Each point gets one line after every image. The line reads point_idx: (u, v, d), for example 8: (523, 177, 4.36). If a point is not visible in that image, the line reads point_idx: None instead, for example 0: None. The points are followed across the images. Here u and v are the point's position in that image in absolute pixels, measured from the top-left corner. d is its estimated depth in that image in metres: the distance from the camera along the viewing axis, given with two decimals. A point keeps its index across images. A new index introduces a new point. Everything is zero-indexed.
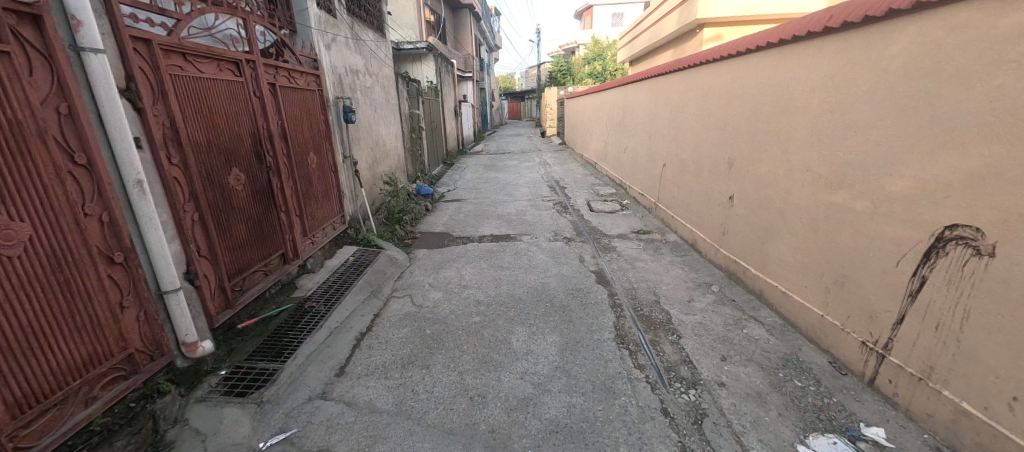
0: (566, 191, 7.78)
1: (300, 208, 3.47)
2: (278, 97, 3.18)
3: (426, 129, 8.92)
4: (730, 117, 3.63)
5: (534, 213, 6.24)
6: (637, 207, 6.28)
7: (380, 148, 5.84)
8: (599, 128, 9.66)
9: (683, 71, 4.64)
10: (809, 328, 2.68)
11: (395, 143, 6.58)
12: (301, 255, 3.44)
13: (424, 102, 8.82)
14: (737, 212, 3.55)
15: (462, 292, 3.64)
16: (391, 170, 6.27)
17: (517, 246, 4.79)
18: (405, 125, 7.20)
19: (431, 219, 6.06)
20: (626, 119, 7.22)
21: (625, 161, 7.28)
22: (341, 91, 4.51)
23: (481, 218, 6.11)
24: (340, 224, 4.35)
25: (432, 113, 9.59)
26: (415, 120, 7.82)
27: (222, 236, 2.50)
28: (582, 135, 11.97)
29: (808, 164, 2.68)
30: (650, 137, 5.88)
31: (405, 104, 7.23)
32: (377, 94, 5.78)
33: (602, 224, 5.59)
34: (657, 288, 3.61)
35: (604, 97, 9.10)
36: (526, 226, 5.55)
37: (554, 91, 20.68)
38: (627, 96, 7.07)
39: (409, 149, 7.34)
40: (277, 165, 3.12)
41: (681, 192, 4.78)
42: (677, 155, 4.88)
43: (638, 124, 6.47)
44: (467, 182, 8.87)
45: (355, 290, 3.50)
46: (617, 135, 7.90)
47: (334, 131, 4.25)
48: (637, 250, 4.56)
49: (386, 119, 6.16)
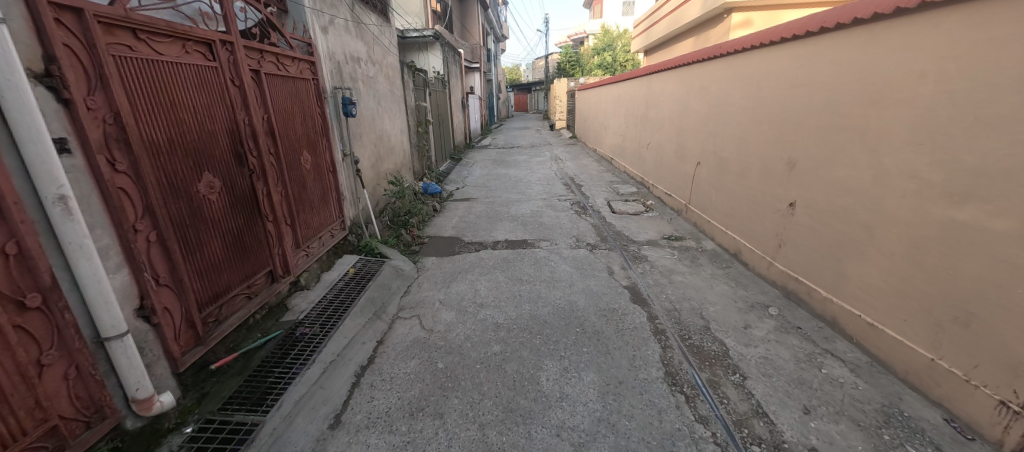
0: (584, 189, 7.25)
1: (291, 216, 3.00)
2: (263, 87, 2.70)
3: (433, 122, 8.41)
4: (792, 110, 3.10)
5: (551, 215, 5.73)
6: (663, 209, 5.75)
7: (384, 144, 5.35)
8: (616, 121, 9.07)
9: (727, 57, 4.08)
10: (909, 371, 2.18)
11: (400, 138, 6.08)
12: (293, 271, 2.97)
13: (431, 94, 8.29)
14: (800, 221, 3.04)
15: (478, 313, 3.16)
16: (396, 168, 5.77)
17: (536, 254, 4.30)
18: (411, 119, 6.70)
19: (439, 221, 5.57)
20: (649, 112, 6.66)
21: (648, 158, 6.74)
22: (340, 81, 4.00)
23: (494, 220, 5.61)
24: (340, 230, 3.88)
25: (439, 105, 9.05)
26: (421, 113, 7.30)
27: (190, 257, 2.04)
28: (596, 129, 11.36)
29: (912, 169, 2.16)
30: (680, 133, 5.34)
31: (411, 96, 6.71)
32: (380, 85, 5.28)
33: (627, 229, 5.06)
34: (703, 310, 3.11)
35: (623, 88, 8.52)
36: (543, 231, 5.05)
37: (564, 82, 19.99)
38: (652, 88, 6.49)
39: (415, 144, 6.84)
40: (262, 167, 2.65)
41: (720, 195, 4.26)
42: (715, 154, 4.35)
43: (665, 118, 5.91)
44: (477, 179, 8.36)
45: (356, 311, 3.04)
46: (638, 130, 7.36)
47: (333, 125, 3.77)
48: (672, 260, 4.05)
49: (390, 113, 5.65)
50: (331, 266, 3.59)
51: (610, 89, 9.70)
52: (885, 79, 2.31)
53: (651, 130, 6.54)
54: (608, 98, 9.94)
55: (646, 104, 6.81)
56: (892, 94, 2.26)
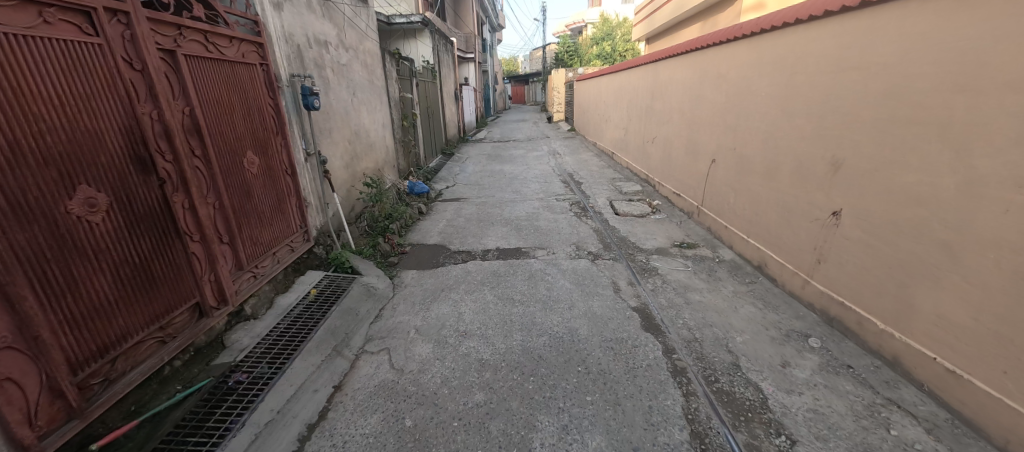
0: (584, 188, 6.70)
1: (229, 231, 2.46)
2: (183, 72, 2.15)
3: (421, 115, 7.80)
4: (838, 99, 2.56)
5: (548, 218, 5.19)
6: (671, 210, 5.22)
7: (361, 141, 4.77)
8: (617, 114, 8.51)
9: (751, 38, 3.52)
10: (1012, 437, 1.69)
11: (381, 134, 5.50)
12: (233, 299, 2.44)
13: (419, 85, 7.68)
14: (847, 234, 2.52)
15: (460, 345, 2.64)
16: (375, 167, 5.22)
17: (530, 266, 3.77)
18: (396, 112, 6.12)
19: (424, 225, 5.04)
20: (655, 104, 6.10)
21: (653, 154, 6.19)
22: (301, 68, 3.43)
23: (486, 224, 5.06)
24: (302, 243, 3.34)
25: (428, 97, 8.45)
26: (407, 105, 6.71)
27: (55, 301, 1.51)
28: (596, 121, 10.78)
29: (1021, 176, 1.64)
30: (691, 126, 4.79)
31: (394, 87, 6.12)
32: (356, 73, 4.69)
33: (634, 234, 4.52)
34: (730, 340, 2.60)
35: (625, 77, 7.94)
36: (539, 238, 4.51)
37: (562, 73, 19.30)
38: (658, 77, 5.93)
39: (400, 140, 6.26)
40: (182, 174, 2.10)
41: (740, 197, 3.73)
42: (734, 150, 3.82)
43: (673, 110, 5.35)
44: (469, 176, 7.79)
45: (311, 347, 2.50)
46: (642, 123, 6.82)
47: (291, 121, 3.22)
48: (686, 273, 3.53)
49: (369, 105, 5.07)
50: (290, 286, 3.06)
51: (611, 80, 9.11)
52: (982, 57, 1.78)
53: (657, 123, 5.98)
54: (609, 89, 9.35)
55: (651, 94, 6.24)
56: (992, 78, 1.73)
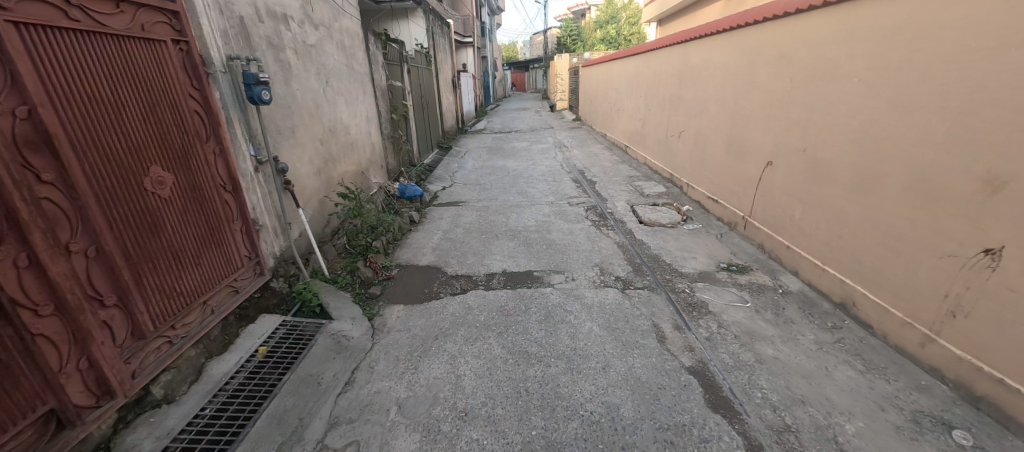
0: (599, 189, 5.89)
1: (122, 287, 1.68)
2: (10, 50, 1.36)
3: (414, 105, 6.94)
4: (1007, 88, 1.77)
5: (562, 229, 4.40)
6: (706, 218, 4.45)
7: (337, 140, 3.94)
8: (633, 102, 7.66)
9: (836, 6, 2.70)
10: None
11: (364, 130, 4.67)
12: (126, 386, 1.68)
13: (411, 70, 6.81)
14: (1013, 285, 1.76)
15: (460, 437, 1.88)
16: (358, 168, 4.42)
17: (547, 301, 3.00)
18: (383, 103, 5.27)
19: (415, 238, 4.26)
20: (683, 92, 5.25)
21: (680, 151, 5.38)
22: (247, 49, 2.61)
23: (489, 236, 4.27)
24: (253, 279, 2.57)
25: (422, 84, 7.57)
26: (397, 94, 5.87)
27: None
28: (606, 111, 9.92)
29: None
30: (735, 121, 3.98)
31: (381, 73, 5.25)
32: (330, 56, 3.85)
33: (668, 252, 3.74)
34: (839, 429, 1.85)
35: (642, 62, 7.06)
36: (554, 256, 3.74)
37: (565, 59, 18.13)
38: (688, 60, 5.06)
39: (389, 136, 5.41)
40: (9, 213, 1.32)
41: (814, 213, 2.94)
42: (805, 153, 3.02)
43: (709, 101, 4.52)
44: (468, 174, 6.96)
45: (245, 449, 1.75)
46: (665, 115, 5.98)
47: (232, 119, 2.43)
48: (746, 312, 2.78)
49: (348, 96, 4.23)
50: (231, 343, 2.28)
51: (625, 64, 8.22)
52: None
53: (686, 116, 5.15)
54: (622, 75, 8.46)
55: (679, 82, 5.38)
56: None
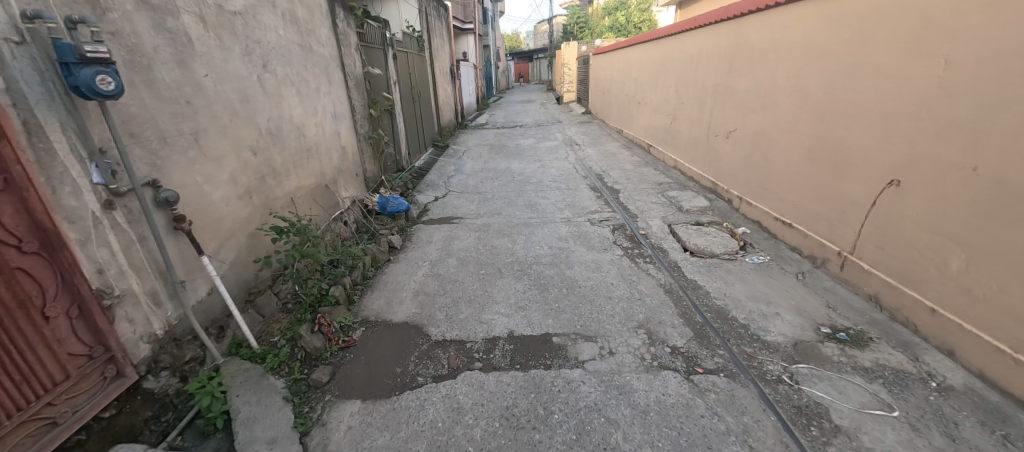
0: (624, 201, 4.82)
1: None
2: None
3: (402, 98, 5.87)
4: None
5: (585, 261, 3.36)
6: (774, 247, 3.40)
7: (284, 146, 2.90)
8: (658, 94, 6.55)
9: None
10: None
11: (329, 130, 3.62)
12: None
13: (398, 56, 5.72)
14: None
15: None
16: (318, 182, 3.37)
17: (577, 399, 1.98)
18: (357, 96, 4.21)
19: (392, 275, 3.24)
20: (734, 82, 4.16)
21: (728, 156, 4.31)
22: (86, 6, 1.57)
23: (489, 272, 3.24)
24: (98, 390, 1.56)
25: (412, 73, 6.48)
26: (378, 84, 4.79)
27: None
28: (622, 104, 8.82)
29: None
30: (826, 121, 2.90)
31: (355, 57, 4.17)
32: (270, 32, 2.79)
33: (737, 303, 2.70)
34: None
35: (671, 47, 5.95)
36: (578, 310, 2.70)
37: (572, 48, 16.87)
38: (744, 40, 3.96)
39: (366, 136, 4.36)
40: None
41: (992, 268, 1.90)
42: (975, 174, 1.96)
43: (778, 92, 3.44)
44: (465, 180, 5.90)
45: None
46: (703, 110, 4.89)
47: (40, 127, 1.40)
48: (898, 431, 1.74)
49: (302, 87, 3.18)
50: None
51: (647, 50, 7.08)
52: None
53: (739, 112, 4.06)
54: (643, 63, 7.34)
55: (727, 68, 4.29)
56: None
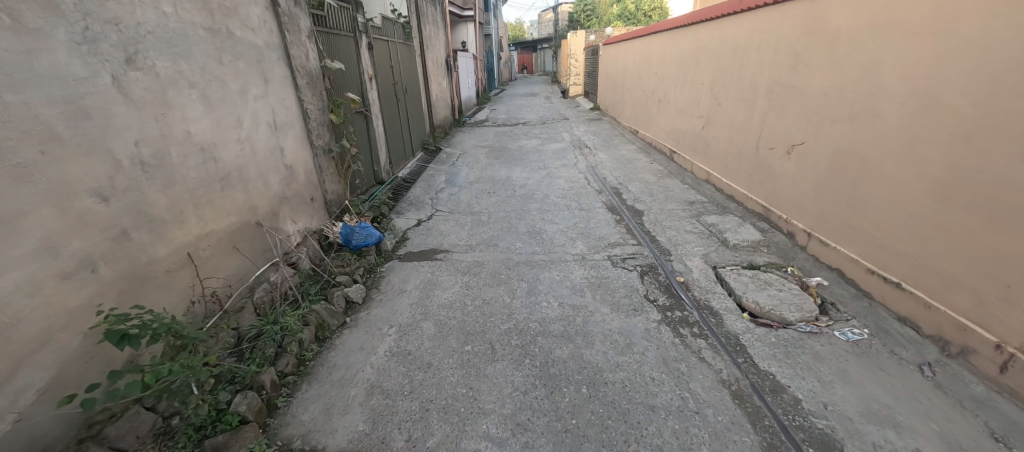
0: (651, 228, 3.89)
1: None
2: None
3: (382, 96, 4.92)
4: None
5: (611, 332, 2.43)
6: (871, 312, 2.47)
7: (177, 180, 1.98)
8: (686, 92, 5.55)
9: None
10: None
11: (265, 147, 2.69)
12: None
13: (376, 45, 4.75)
14: None
15: None
16: (245, 220, 2.46)
17: None
18: (312, 97, 3.26)
19: (341, 353, 2.32)
20: (804, 80, 3.18)
21: (792, 176, 3.33)
22: None
23: (477, 351, 2.31)
24: None
25: (397, 65, 5.51)
26: (345, 81, 3.84)
27: None
28: (638, 102, 7.80)
29: None
30: (978, 144, 1.95)
31: (308, 46, 3.21)
32: (147, 8, 1.86)
33: (850, 426, 1.77)
34: None
35: (706, 36, 4.93)
36: (607, 434, 1.77)
37: (581, 37, 15.67)
38: (823, 26, 2.98)
39: (325, 149, 3.42)
40: None
41: None
42: None
43: (882, 97, 2.48)
44: (457, 195, 4.96)
45: None
46: (752, 116, 3.92)
47: None
48: None
49: (214, 90, 2.25)
50: None
51: (673, 39, 6.04)
52: None
53: (811, 121, 3.09)
54: (667, 55, 6.30)
55: (794, 63, 3.30)
56: None
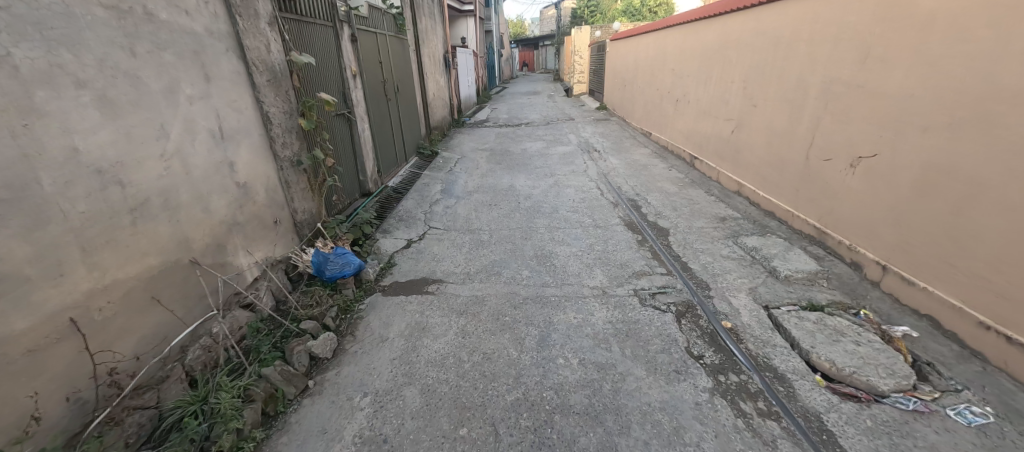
0: (680, 252, 3.31)
1: None
2: None
3: (369, 95, 4.33)
4: None
5: (651, 408, 1.85)
6: (992, 382, 1.89)
7: (52, 217, 1.41)
8: (710, 92, 4.95)
9: None
10: None
11: (206, 162, 2.11)
12: None
13: (362, 37, 4.15)
14: None
15: None
16: (173, 260, 1.88)
17: None
18: (275, 99, 2.67)
19: (295, 439, 1.75)
20: (877, 78, 2.59)
21: (859, 195, 2.74)
22: None
23: (474, 438, 1.73)
24: None
25: (388, 61, 4.93)
26: (319, 78, 3.26)
27: None
28: (652, 102, 7.21)
29: None
30: None
31: (269, 35, 2.62)
32: None
33: None
34: None
35: (738, 27, 4.31)
36: None
37: (585, 32, 14.95)
38: (908, 10, 2.38)
39: (293, 160, 2.84)
40: None
41: None
42: None
43: (1005, 99, 1.89)
44: (454, 208, 4.38)
45: None
46: (800, 120, 3.32)
47: None
48: None
49: (121, 91, 1.67)
50: None
51: (694, 32, 5.42)
52: None
53: (890, 128, 2.50)
54: (687, 50, 5.68)
55: (862, 56, 2.71)
56: None
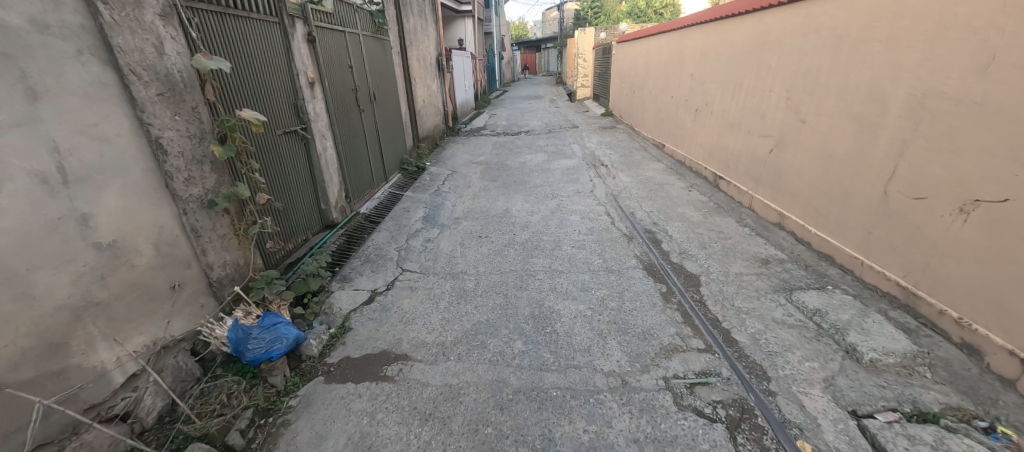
0: (719, 312, 2.57)
1: None
2: None
3: (335, 106, 3.61)
4: None
5: None
6: None
7: None
8: (741, 101, 4.21)
9: None
10: None
11: (23, 223, 1.38)
12: None
13: (324, 37, 3.43)
14: None
15: None
16: None
17: None
18: (173, 118, 1.94)
19: None
20: (1008, 92, 1.85)
21: (976, 252, 1.99)
22: None
23: None
24: None
25: (362, 65, 4.20)
26: (252, 88, 2.53)
27: None
28: (665, 110, 6.47)
29: None
30: None
31: (163, 32, 1.89)
32: None
33: None
34: None
35: (780, 26, 3.57)
36: None
37: (590, 34, 14.17)
38: None
39: (205, 200, 2.11)
40: None
41: None
42: None
43: None
44: (436, 242, 3.64)
45: None
46: (875, 143, 2.57)
47: None
48: None
49: None
50: None
51: (720, 31, 4.67)
52: None
53: None
54: (710, 52, 4.92)
55: (981, 62, 1.96)
56: None
